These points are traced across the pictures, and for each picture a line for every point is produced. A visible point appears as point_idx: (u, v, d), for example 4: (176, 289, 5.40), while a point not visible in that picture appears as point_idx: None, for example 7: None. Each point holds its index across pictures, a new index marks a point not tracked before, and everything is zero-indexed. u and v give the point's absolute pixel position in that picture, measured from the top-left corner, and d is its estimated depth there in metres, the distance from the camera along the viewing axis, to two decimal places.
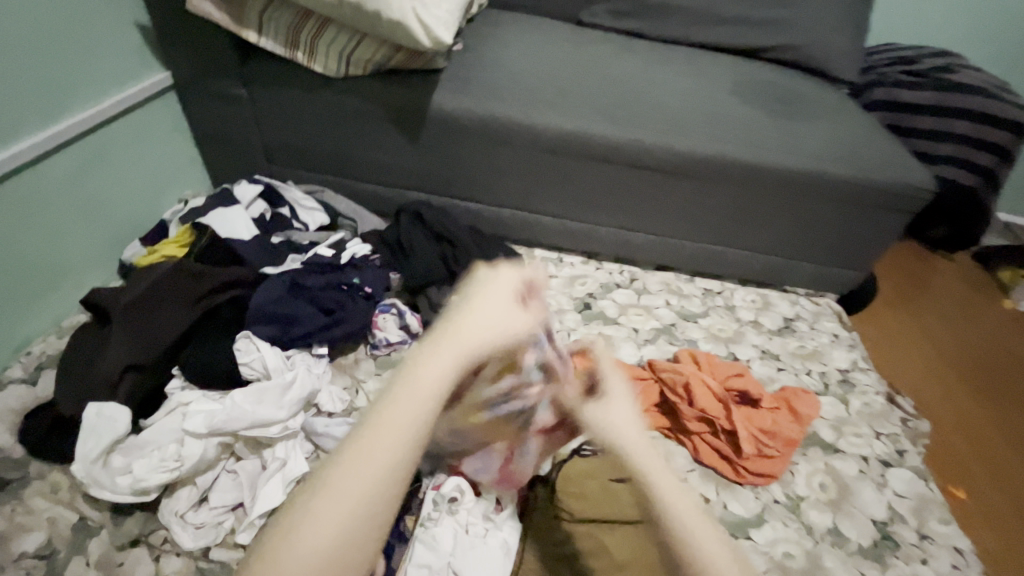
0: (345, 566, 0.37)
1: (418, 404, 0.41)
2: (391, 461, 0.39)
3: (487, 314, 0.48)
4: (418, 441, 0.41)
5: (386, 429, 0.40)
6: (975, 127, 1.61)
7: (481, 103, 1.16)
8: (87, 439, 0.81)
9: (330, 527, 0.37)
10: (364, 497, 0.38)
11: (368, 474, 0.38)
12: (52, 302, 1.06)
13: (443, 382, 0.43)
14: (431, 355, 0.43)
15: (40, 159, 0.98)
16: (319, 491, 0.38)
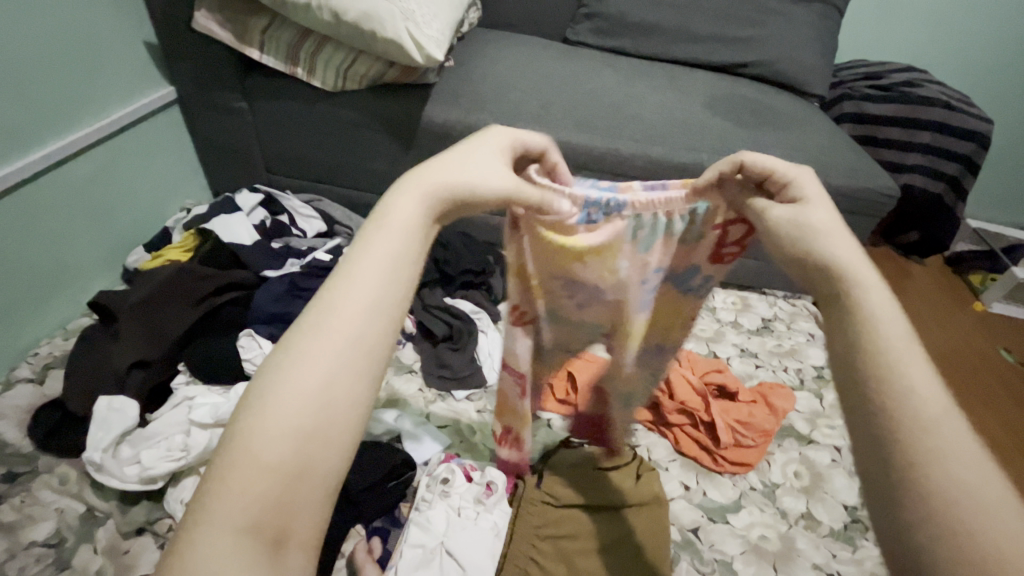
0: (334, 419, 0.31)
1: (388, 256, 0.35)
2: (368, 313, 0.33)
3: (470, 161, 0.43)
4: (392, 298, 0.34)
5: (353, 287, 0.33)
6: (938, 137, 1.70)
7: (471, 115, 1.23)
8: (98, 429, 0.86)
9: (294, 403, 0.30)
10: (334, 363, 0.32)
11: (340, 338, 0.32)
12: (58, 305, 1.10)
13: (417, 217, 0.37)
14: (393, 199, 0.38)
15: (51, 168, 1.03)
16: (280, 368, 0.31)
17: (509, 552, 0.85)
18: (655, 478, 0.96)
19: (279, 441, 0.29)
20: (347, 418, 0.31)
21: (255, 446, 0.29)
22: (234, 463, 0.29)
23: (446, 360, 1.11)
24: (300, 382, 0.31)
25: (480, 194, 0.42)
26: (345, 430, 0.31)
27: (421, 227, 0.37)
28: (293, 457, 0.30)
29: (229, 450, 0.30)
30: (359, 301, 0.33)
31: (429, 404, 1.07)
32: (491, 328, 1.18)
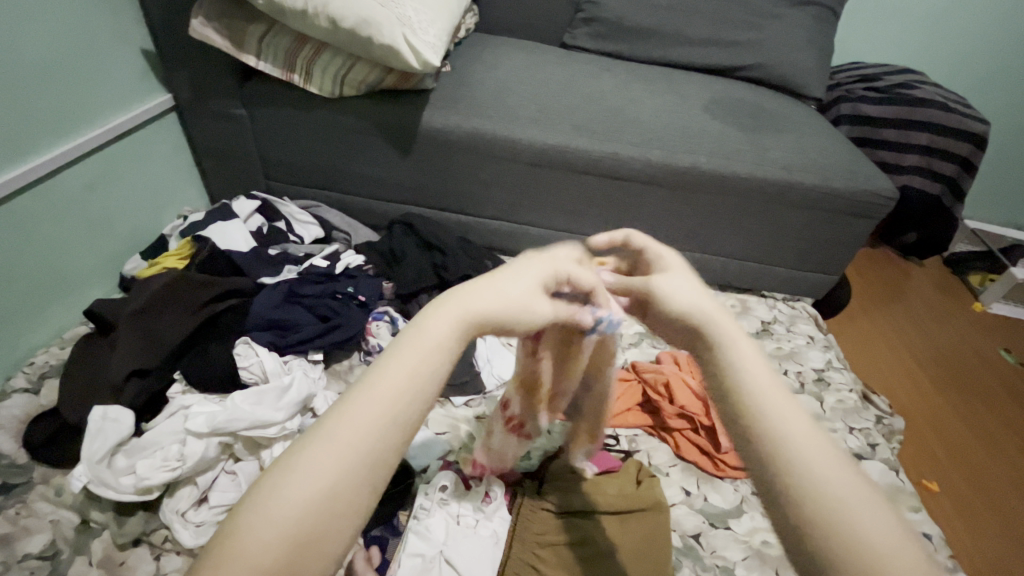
0: (326, 530, 0.32)
1: (410, 378, 0.37)
2: (378, 430, 0.35)
3: (508, 284, 0.45)
4: (406, 418, 0.36)
5: (371, 398, 0.35)
6: (935, 138, 1.70)
7: (468, 120, 1.23)
8: (93, 439, 0.84)
9: (296, 509, 0.32)
10: (340, 474, 0.33)
11: (346, 447, 0.34)
12: (55, 314, 1.10)
13: (446, 340, 0.39)
14: (429, 316, 0.40)
15: (48, 176, 1.03)
16: (287, 466, 0.33)
17: (509, 559, 0.85)
18: (655, 483, 0.95)
19: (271, 548, 0.31)
20: (343, 530, 0.33)
21: (249, 550, 0.30)
22: (226, 563, 0.30)
23: None
24: (303, 491, 0.32)
25: (513, 321, 0.44)
26: (337, 542, 0.33)
27: (449, 352, 0.39)
28: (282, 566, 0.31)
29: (225, 547, 0.31)
30: (373, 419, 0.35)
31: (428, 411, 1.06)
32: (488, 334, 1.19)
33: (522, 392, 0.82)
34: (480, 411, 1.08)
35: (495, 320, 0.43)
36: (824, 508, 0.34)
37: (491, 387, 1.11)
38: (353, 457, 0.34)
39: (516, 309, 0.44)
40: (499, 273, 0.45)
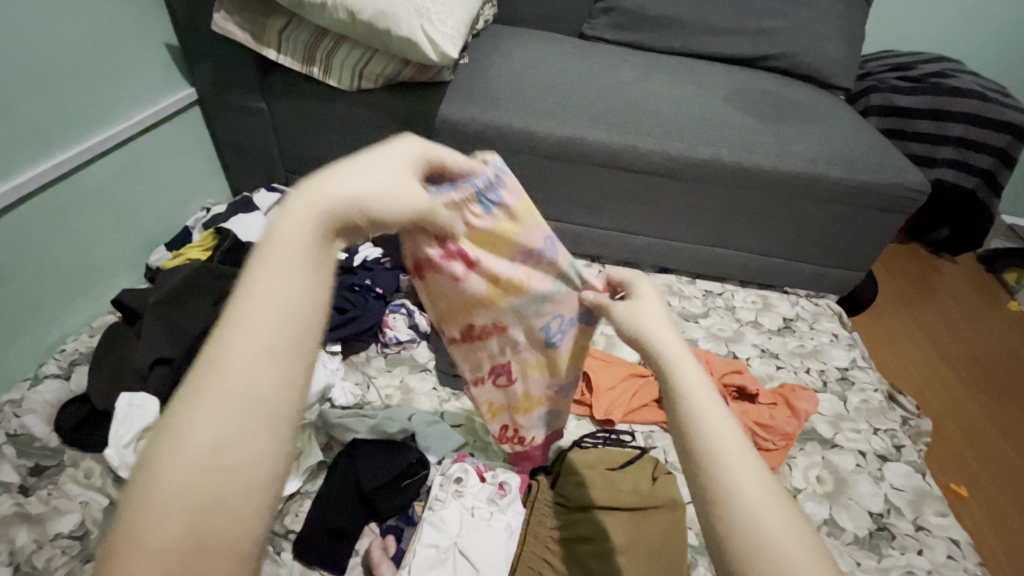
0: (232, 480, 0.30)
1: (278, 305, 0.33)
2: (257, 367, 0.32)
3: (368, 166, 0.39)
4: (286, 341, 0.33)
5: (238, 341, 0.32)
6: (971, 129, 1.63)
7: (485, 112, 1.23)
8: (120, 424, 0.88)
9: (184, 476, 0.30)
10: (224, 423, 0.31)
11: (226, 395, 0.31)
12: (85, 303, 1.13)
13: (313, 240, 0.35)
14: (281, 219, 0.35)
15: (78, 169, 1.06)
16: (167, 436, 0.31)
17: (523, 554, 0.85)
18: (672, 480, 0.94)
19: (170, 520, 0.29)
20: (252, 484, 0.31)
21: (142, 533, 0.28)
22: (124, 548, 0.28)
23: None
24: (186, 457, 0.30)
25: (384, 195, 0.39)
26: (251, 499, 0.31)
27: (316, 260, 0.35)
28: (185, 538, 0.29)
29: (117, 534, 0.29)
30: (244, 362, 0.32)
31: (443, 403, 1.07)
32: None
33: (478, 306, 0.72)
34: None
35: (362, 195, 0.37)
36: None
37: None
38: (239, 406, 0.31)
39: (386, 188, 0.39)
40: (346, 160, 0.40)
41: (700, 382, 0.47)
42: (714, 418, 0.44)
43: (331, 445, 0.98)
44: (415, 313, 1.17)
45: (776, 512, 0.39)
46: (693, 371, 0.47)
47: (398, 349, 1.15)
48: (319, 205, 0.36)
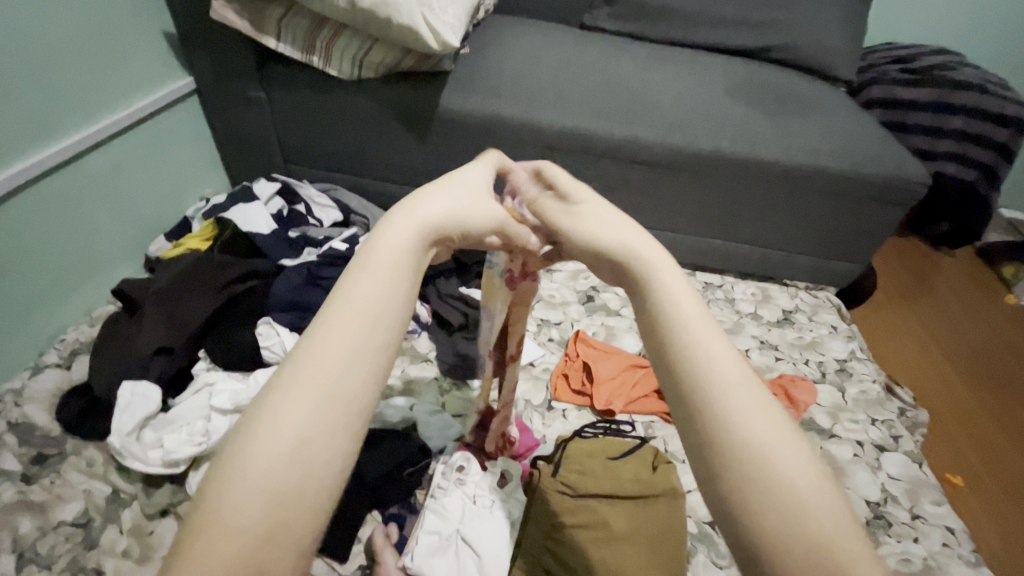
0: (307, 471, 0.32)
1: (367, 309, 0.36)
2: (342, 363, 0.34)
3: (450, 195, 0.46)
4: (370, 343, 0.35)
5: (328, 337, 0.35)
6: (971, 123, 1.64)
7: (486, 103, 1.22)
8: (122, 412, 0.88)
9: (267, 460, 0.31)
10: (307, 413, 0.33)
11: (311, 387, 0.33)
12: (84, 293, 1.13)
13: (403, 258, 0.40)
14: (379, 235, 0.41)
15: (76, 158, 1.05)
16: (255, 418, 0.33)
17: (523, 541, 0.86)
18: (671, 470, 0.94)
19: (252, 498, 0.30)
20: (324, 477, 0.32)
21: (227, 509, 0.30)
22: (209, 520, 0.30)
23: (462, 350, 1.11)
24: (271, 442, 0.32)
25: (461, 219, 0.46)
26: (320, 491, 0.32)
27: (403, 270, 0.39)
28: (262, 519, 0.30)
29: (205, 506, 0.31)
30: (333, 359, 0.34)
31: (445, 393, 1.07)
32: None
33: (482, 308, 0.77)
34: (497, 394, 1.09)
35: (443, 217, 0.44)
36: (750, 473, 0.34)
37: None
38: (321, 398, 0.33)
39: (465, 215, 0.46)
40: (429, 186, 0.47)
41: (684, 300, 0.41)
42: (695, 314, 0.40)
43: None
44: (416, 304, 1.18)
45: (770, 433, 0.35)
46: (675, 288, 0.42)
47: (399, 339, 1.15)
48: (416, 221, 0.42)
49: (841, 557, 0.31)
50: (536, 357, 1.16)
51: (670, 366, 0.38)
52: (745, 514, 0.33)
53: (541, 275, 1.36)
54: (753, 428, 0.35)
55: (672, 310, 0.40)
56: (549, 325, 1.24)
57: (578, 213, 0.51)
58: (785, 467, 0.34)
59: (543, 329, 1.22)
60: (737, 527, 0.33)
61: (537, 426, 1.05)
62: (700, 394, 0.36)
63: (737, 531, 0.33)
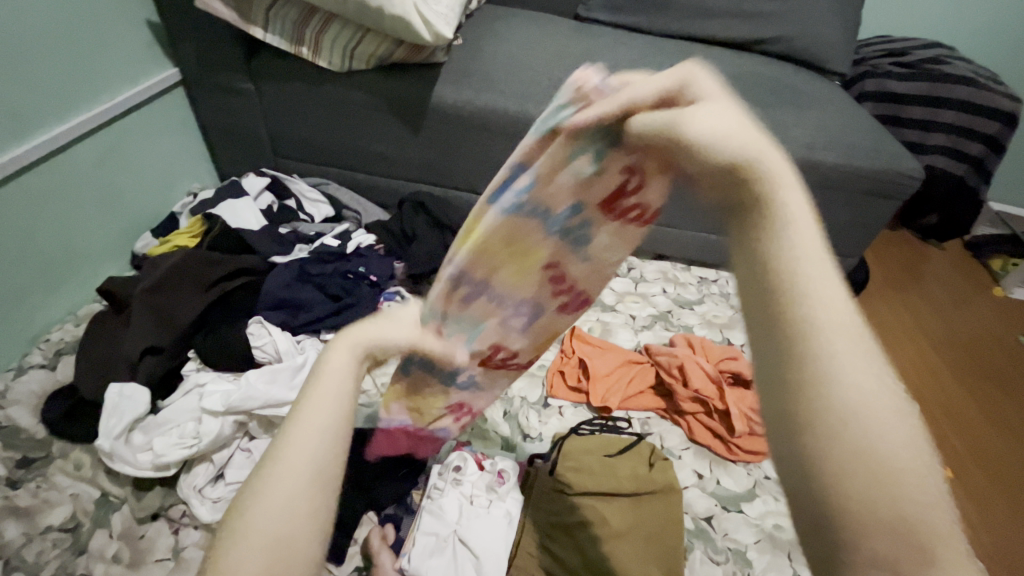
0: (294, 543, 0.37)
1: (329, 400, 0.40)
2: (317, 447, 0.39)
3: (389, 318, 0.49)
4: (337, 431, 0.40)
5: (300, 428, 0.39)
6: (963, 116, 1.64)
7: (480, 95, 1.20)
8: (110, 415, 0.86)
9: (258, 542, 0.36)
10: (285, 499, 0.37)
11: (285, 476, 0.37)
12: (69, 291, 1.10)
13: (351, 359, 0.43)
14: (330, 347, 0.43)
15: (57, 152, 1.01)
16: (246, 503, 0.37)
17: (522, 541, 0.85)
18: (669, 467, 0.95)
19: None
20: (309, 549, 0.37)
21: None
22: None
23: None
24: (263, 528, 0.36)
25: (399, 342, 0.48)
26: (308, 559, 0.37)
27: (353, 373, 0.43)
28: None
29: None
30: (306, 456, 0.38)
31: None
32: None
33: (507, 295, 0.60)
34: None
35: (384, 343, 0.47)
36: (863, 454, 0.28)
37: None
38: (298, 484, 0.37)
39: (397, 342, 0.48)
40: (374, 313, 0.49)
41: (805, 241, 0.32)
42: (812, 260, 0.31)
43: None
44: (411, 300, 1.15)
45: (889, 402, 0.29)
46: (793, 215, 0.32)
47: None
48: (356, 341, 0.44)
49: (929, 538, 0.27)
50: None
51: (777, 314, 0.31)
52: (831, 482, 0.28)
53: None
54: (860, 390, 0.28)
55: (791, 237, 0.31)
56: None
57: (700, 110, 0.35)
58: (892, 443, 0.28)
59: None
60: (807, 493, 0.29)
61: (534, 424, 1.04)
62: (797, 343, 0.30)
63: (815, 490, 0.29)
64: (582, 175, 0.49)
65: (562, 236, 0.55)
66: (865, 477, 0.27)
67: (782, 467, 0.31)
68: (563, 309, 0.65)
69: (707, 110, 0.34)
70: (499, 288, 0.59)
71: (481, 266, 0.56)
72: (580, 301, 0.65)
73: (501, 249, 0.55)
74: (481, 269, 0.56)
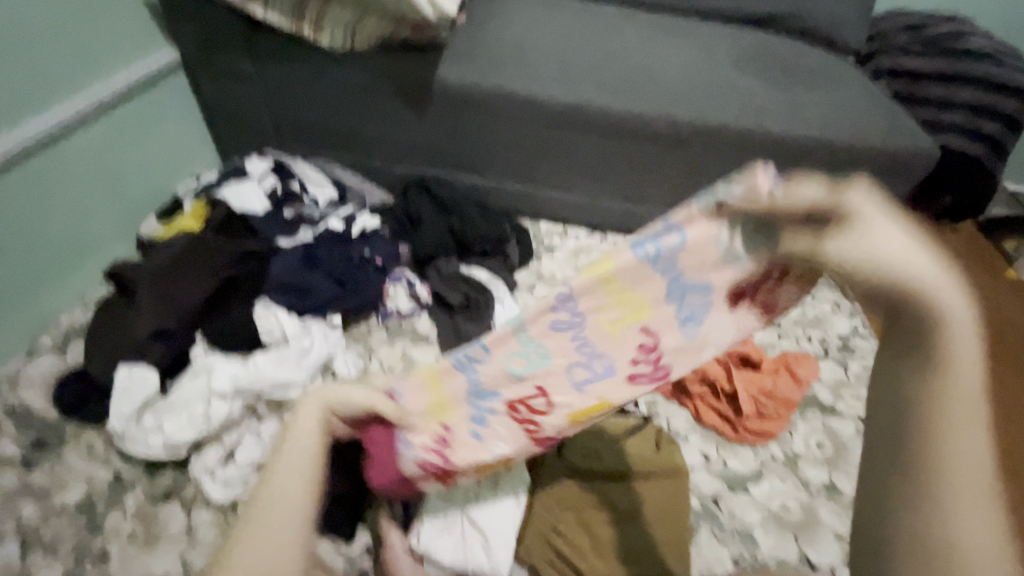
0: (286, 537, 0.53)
1: (305, 440, 0.60)
2: (300, 467, 0.58)
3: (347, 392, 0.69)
4: (311, 459, 0.59)
5: (285, 458, 0.58)
6: (982, 94, 1.59)
7: (484, 75, 1.18)
8: (122, 397, 0.87)
9: (256, 543, 0.52)
10: (281, 504, 0.55)
11: (277, 489, 0.56)
12: (76, 276, 1.10)
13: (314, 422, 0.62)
14: (302, 408, 0.64)
15: (58, 136, 1.01)
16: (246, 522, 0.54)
17: (530, 520, 0.87)
18: (676, 448, 0.95)
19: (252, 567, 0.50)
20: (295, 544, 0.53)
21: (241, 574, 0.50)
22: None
23: (464, 330, 1.10)
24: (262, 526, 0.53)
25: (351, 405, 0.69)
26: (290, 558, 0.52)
27: (316, 428, 0.62)
28: None
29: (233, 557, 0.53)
30: (289, 470, 0.57)
31: None
32: (507, 298, 1.16)
33: (599, 346, 0.77)
34: None
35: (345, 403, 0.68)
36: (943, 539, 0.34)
37: None
38: (285, 495, 0.55)
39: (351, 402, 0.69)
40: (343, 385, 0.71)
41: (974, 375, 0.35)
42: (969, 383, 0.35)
43: None
44: (416, 284, 1.14)
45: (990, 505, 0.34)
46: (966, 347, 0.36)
47: (399, 320, 1.14)
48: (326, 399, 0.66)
49: None
50: None
51: (930, 406, 0.36)
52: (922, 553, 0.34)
53: (542, 254, 1.34)
54: (971, 482, 0.34)
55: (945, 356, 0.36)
56: None
57: (866, 233, 0.41)
58: (976, 542, 0.33)
59: None
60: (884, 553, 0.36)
61: None
62: (929, 439, 0.35)
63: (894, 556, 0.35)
64: (718, 243, 0.66)
65: (669, 298, 0.72)
66: (944, 559, 0.33)
67: (871, 532, 0.37)
68: (634, 380, 0.79)
69: (885, 225, 0.41)
70: (594, 333, 0.76)
71: (596, 302, 0.73)
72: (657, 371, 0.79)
73: (613, 290, 0.72)
74: (597, 305, 0.73)
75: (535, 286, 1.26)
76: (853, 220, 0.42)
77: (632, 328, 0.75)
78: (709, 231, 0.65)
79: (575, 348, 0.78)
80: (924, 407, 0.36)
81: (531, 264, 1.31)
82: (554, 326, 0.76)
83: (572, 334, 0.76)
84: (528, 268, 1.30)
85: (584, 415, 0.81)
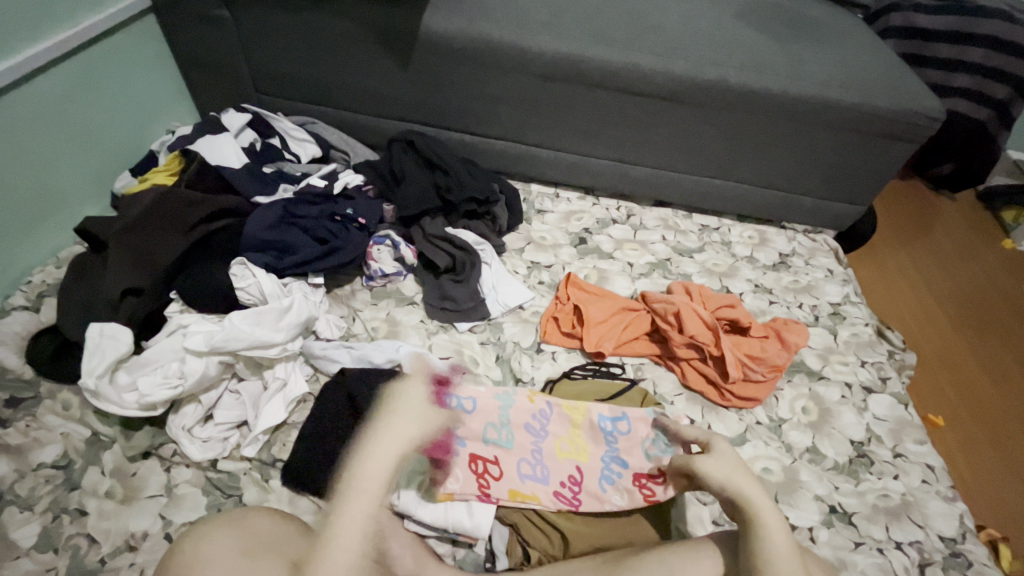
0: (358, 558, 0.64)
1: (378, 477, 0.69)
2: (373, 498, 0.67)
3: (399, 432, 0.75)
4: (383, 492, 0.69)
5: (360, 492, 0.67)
6: (990, 55, 1.55)
7: (474, 24, 1.11)
8: (91, 354, 0.84)
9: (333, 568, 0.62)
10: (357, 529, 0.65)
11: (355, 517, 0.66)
12: (47, 232, 1.06)
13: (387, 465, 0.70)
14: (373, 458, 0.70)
15: (25, 80, 0.95)
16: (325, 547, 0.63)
17: None
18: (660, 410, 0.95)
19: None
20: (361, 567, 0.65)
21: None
22: None
23: (449, 291, 1.07)
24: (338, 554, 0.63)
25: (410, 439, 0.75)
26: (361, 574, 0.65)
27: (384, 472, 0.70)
28: None
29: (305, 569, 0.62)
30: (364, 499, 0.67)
31: (431, 335, 1.05)
32: (494, 261, 1.14)
33: (546, 459, 0.88)
34: (484, 337, 1.07)
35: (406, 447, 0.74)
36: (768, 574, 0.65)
37: (495, 313, 1.09)
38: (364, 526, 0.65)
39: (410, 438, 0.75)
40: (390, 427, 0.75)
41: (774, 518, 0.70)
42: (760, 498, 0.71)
43: (318, 377, 0.97)
44: (401, 244, 1.13)
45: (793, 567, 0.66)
46: (768, 507, 0.71)
47: (383, 282, 1.11)
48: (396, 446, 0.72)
49: None
50: (526, 300, 1.12)
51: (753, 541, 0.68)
52: None
53: (531, 217, 1.30)
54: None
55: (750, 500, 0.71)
56: (539, 268, 1.20)
57: (716, 441, 0.79)
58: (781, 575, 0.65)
59: (534, 272, 1.19)
60: None
61: (526, 368, 1.03)
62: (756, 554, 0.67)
63: None
64: (651, 451, 0.88)
65: (607, 461, 0.88)
66: None
67: None
68: (557, 496, 0.85)
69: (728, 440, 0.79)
70: (547, 451, 0.89)
71: (561, 420, 0.91)
72: (569, 499, 0.85)
73: (577, 431, 0.91)
74: (563, 424, 0.91)
75: (524, 249, 1.23)
76: (712, 443, 0.79)
77: (567, 460, 0.88)
78: (648, 426, 0.89)
79: (533, 439, 0.89)
80: (745, 530, 0.69)
81: (521, 227, 1.27)
82: (527, 421, 0.90)
83: (535, 438, 0.89)
84: (517, 231, 1.27)
85: (516, 496, 0.85)
